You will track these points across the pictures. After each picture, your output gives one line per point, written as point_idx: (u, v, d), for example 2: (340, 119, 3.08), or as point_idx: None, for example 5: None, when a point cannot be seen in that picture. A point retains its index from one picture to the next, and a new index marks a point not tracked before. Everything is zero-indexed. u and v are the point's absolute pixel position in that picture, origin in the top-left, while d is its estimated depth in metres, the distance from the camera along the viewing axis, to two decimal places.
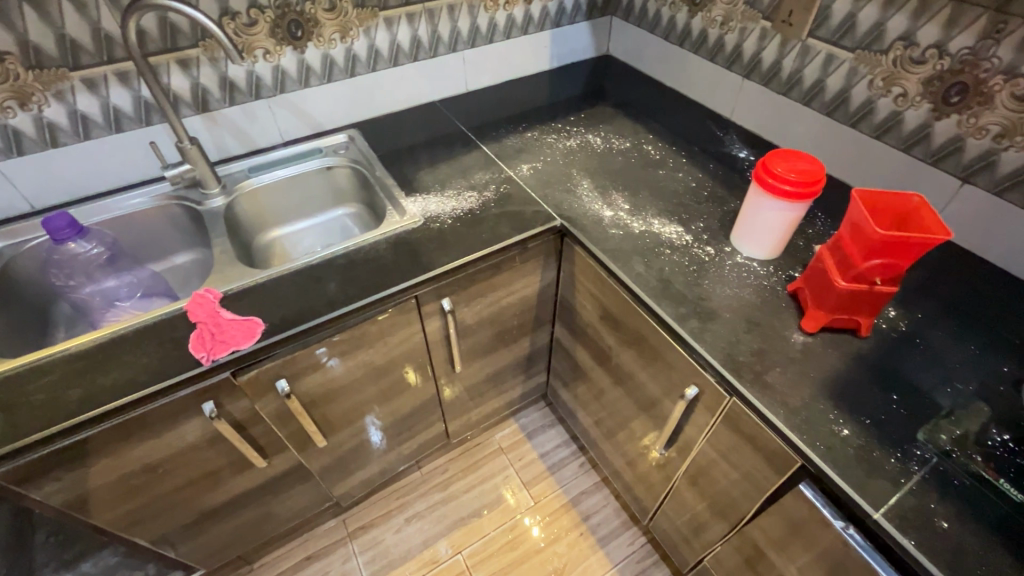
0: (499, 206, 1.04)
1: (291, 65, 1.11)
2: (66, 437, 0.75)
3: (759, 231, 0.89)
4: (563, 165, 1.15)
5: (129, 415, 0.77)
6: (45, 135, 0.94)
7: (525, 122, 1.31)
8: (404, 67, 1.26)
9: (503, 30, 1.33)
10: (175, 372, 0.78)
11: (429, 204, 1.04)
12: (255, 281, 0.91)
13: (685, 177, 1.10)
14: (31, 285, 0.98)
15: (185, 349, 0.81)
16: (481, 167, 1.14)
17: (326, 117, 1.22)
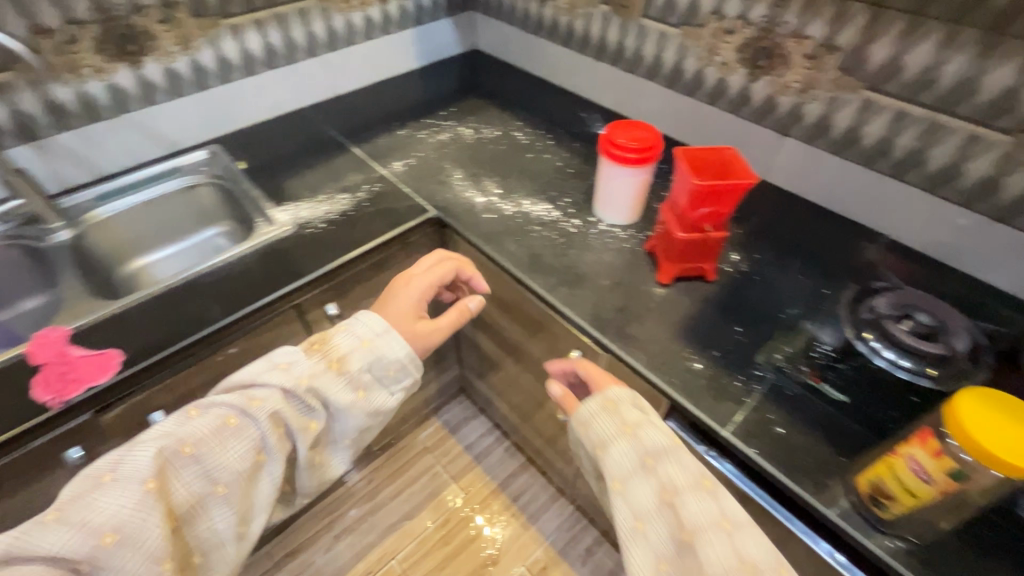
0: (372, 205, 1.04)
1: (129, 83, 1.04)
2: None
3: (614, 198, 0.96)
4: (436, 158, 1.17)
5: None
6: None
7: (398, 121, 1.32)
8: (261, 76, 1.22)
9: (363, 31, 1.33)
10: (20, 421, 0.72)
11: (300, 210, 1.02)
12: (108, 313, 0.85)
13: (553, 158, 1.16)
14: None
15: (31, 395, 0.75)
16: (354, 169, 1.13)
17: (182, 135, 1.16)
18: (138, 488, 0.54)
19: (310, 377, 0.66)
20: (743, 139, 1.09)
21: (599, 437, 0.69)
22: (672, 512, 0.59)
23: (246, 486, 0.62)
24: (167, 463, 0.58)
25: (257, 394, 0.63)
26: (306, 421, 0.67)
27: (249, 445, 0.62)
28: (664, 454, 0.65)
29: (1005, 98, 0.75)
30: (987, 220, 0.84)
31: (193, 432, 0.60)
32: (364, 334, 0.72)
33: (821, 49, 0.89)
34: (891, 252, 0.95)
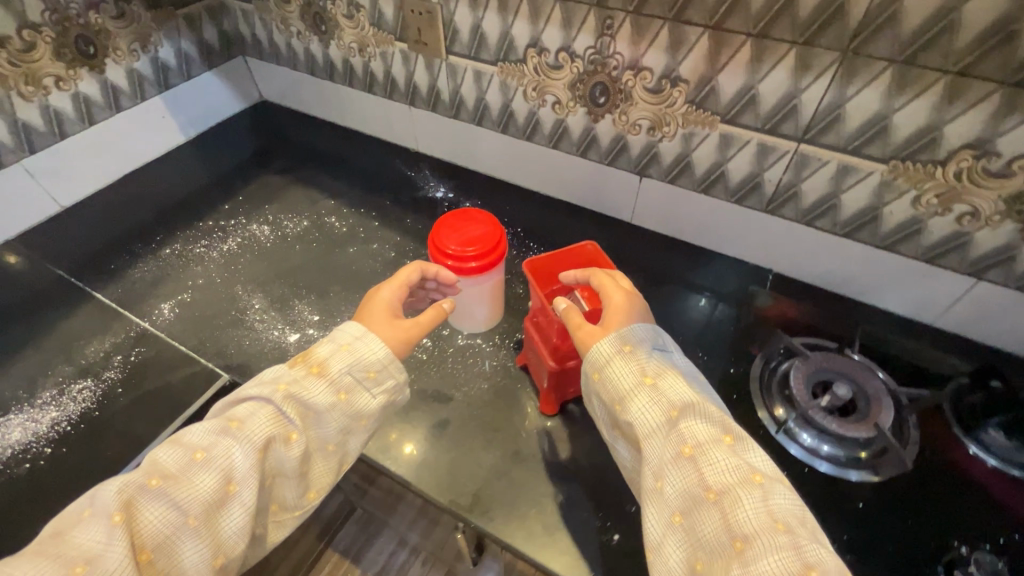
0: (131, 387, 0.72)
1: None
2: None
3: (467, 307, 0.75)
4: (222, 282, 0.86)
5: None
6: None
7: (163, 232, 0.97)
8: None
9: (78, 115, 0.95)
10: None
11: (10, 431, 0.68)
12: None
13: (382, 247, 0.91)
14: None
15: None
16: (97, 330, 0.79)
17: None
18: (105, 520, 0.44)
19: (289, 388, 0.55)
20: (600, 183, 0.92)
21: (606, 384, 0.54)
22: (700, 466, 0.47)
23: (229, 512, 0.49)
24: (136, 500, 0.46)
25: (237, 409, 0.52)
26: (270, 442, 0.52)
27: (234, 460, 0.50)
28: (686, 387, 0.52)
29: (874, 124, 0.64)
30: (871, 248, 0.75)
31: (172, 462, 0.49)
32: (344, 337, 0.59)
33: (664, 81, 0.73)
34: (781, 291, 0.83)
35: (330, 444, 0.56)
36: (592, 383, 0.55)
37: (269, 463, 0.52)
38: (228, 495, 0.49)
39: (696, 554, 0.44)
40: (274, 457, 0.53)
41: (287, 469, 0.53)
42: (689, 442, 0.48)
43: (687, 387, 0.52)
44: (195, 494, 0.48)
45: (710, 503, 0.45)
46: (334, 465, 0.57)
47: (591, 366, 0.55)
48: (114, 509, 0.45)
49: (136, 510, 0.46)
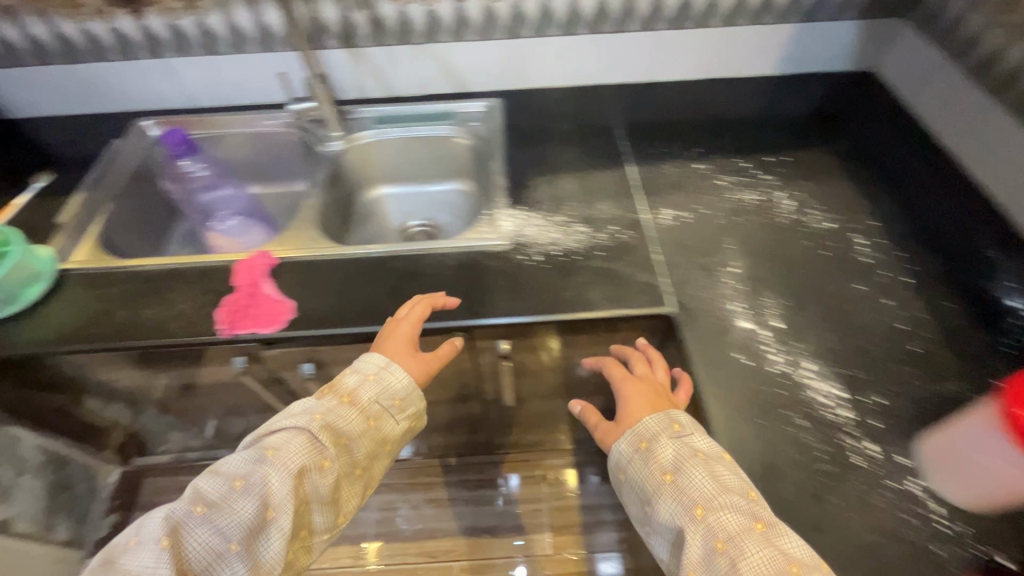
0: (608, 258, 0.79)
1: (446, 14, 0.95)
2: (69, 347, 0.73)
3: (966, 470, 0.55)
4: (718, 225, 0.82)
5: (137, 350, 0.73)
6: (206, 41, 0.96)
7: (704, 146, 0.96)
8: (578, 38, 1.00)
9: (726, 12, 0.98)
10: (198, 337, 0.72)
11: (528, 225, 0.83)
12: (314, 257, 0.81)
13: (892, 309, 0.72)
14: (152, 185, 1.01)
15: (216, 313, 0.75)
16: (611, 195, 0.86)
17: (473, 79, 1.05)
18: (154, 543, 0.53)
19: (325, 416, 0.63)
20: None
21: (640, 494, 0.62)
22: (734, 560, 0.52)
23: (263, 535, 0.56)
24: (181, 524, 0.55)
25: (271, 440, 0.61)
26: (314, 466, 0.60)
27: (273, 484, 0.57)
28: (688, 475, 0.58)
29: None
30: None
31: (207, 490, 0.57)
32: (370, 368, 0.68)
33: None
34: None
35: (359, 461, 0.65)
36: (637, 453, 0.63)
37: (304, 491, 0.59)
38: (264, 521, 0.56)
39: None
40: (309, 485, 0.60)
41: (320, 495, 0.60)
42: (720, 536, 0.54)
43: (673, 470, 0.60)
44: (235, 518, 0.55)
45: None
46: (361, 486, 0.66)
47: (618, 469, 0.66)
48: (161, 533, 0.54)
49: (179, 533, 0.54)
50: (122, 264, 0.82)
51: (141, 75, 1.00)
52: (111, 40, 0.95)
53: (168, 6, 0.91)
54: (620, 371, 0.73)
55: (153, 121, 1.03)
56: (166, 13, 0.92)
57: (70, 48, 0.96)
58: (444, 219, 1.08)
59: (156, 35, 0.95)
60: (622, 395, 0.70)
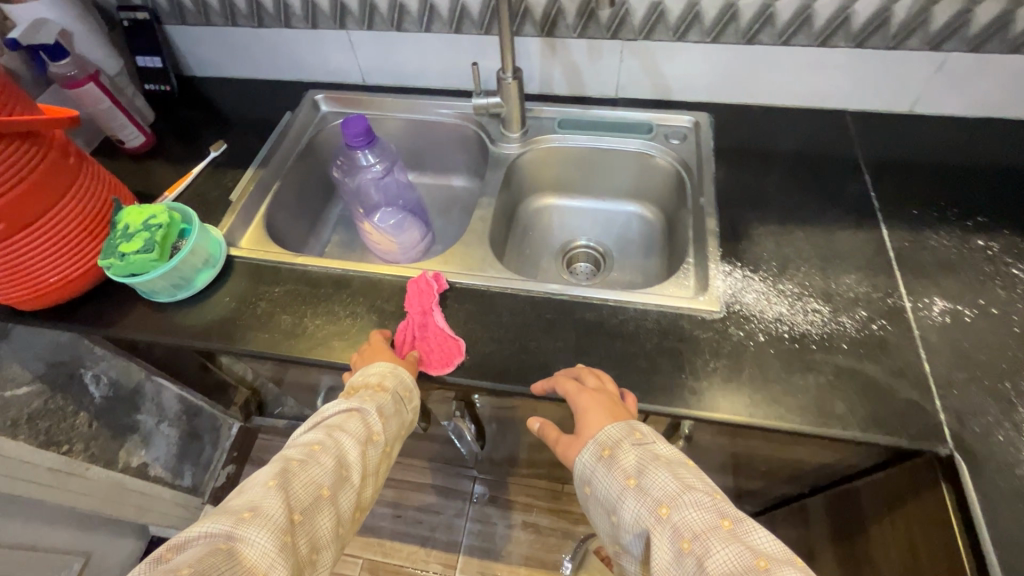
0: (854, 354, 0.61)
1: (676, 7, 0.77)
2: (229, 344, 0.69)
3: None
4: (1013, 336, 0.62)
5: (294, 361, 0.68)
6: (395, 16, 0.87)
7: (990, 214, 0.73)
8: (832, 52, 0.79)
9: None
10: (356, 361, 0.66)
11: (745, 288, 0.68)
12: (488, 286, 0.71)
13: None
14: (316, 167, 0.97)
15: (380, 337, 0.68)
16: (860, 266, 0.68)
17: (679, 86, 0.88)
18: (260, 483, 0.50)
19: (375, 399, 0.59)
20: None
21: (608, 505, 0.54)
22: (700, 559, 0.46)
23: (345, 488, 0.54)
24: (286, 471, 0.51)
25: (329, 416, 0.58)
26: (367, 443, 0.57)
27: (343, 447, 0.55)
28: (660, 492, 0.51)
29: None
30: None
31: (295, 453, 0.54)
32: (375, 373, 0.60)
33: None
34: None
35: (391, 447, 0.60)
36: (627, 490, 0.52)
37: (367, 461, 0.56)
38: (339, 479, 0.53)
39: None
40: (366, 455, 0.57)
41: (372, 465, 0.57)
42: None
43: (644, 484, 0.52)
44: (324, 471, 0.53)
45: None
46: (379, 479, 0.59)
47: (585, 480, 0.56)
48: (269, 476, 0.51)
49: (288, 477, 0.51)
50: (287, 259, 0.77)
51: (322, 45, 0.94)
52: (299, 7, 0.89)
53: None
54: (573, 384, 0.58)
55: (325, 96, 0.98)
56: None
57: (259, 11, 0.91)
58: (615, 245, 0.93)
59: (346, 6, 0.87)
60: (580, 409, 0.56)
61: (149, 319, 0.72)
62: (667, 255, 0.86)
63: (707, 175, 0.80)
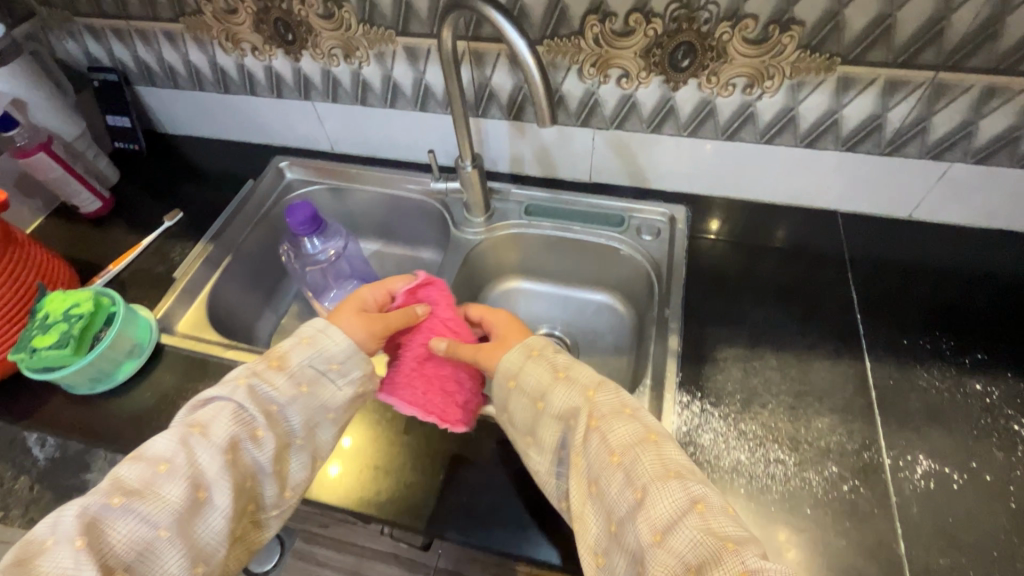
0: (819, 523, 0.54)
1: (649, 102, 0.71)
2: None
3: None
4: (1010, 516, 0.53)
5: None
6: (358, 91, 0.83)
7: (990, 351, 0.64)
8: (820, 153, 0.72)
9: None
10: None
11: (702, 425, 0.61)
12: None
13: None
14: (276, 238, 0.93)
15: None
16: (835, 407, 0.61)
17: (656, 174, 0.82)
18: (68, 544, 0.40)
19: (251, 382, 0.50)
20: None
21: (525, 399, 0.53)
22: (629, 470, 0.46)
23: (204, 517, 0.45)
24: (102, 519, 0.42)
25: (199, 415, 0.48)
26: (240, 443, 0.48)
27: (199, 461, 0.46)
28: (583, 380, 0.53)
29: None
30: None
31: (131, 478, 0.44)
32: (307, 330, 0.54)
33: None
34: None
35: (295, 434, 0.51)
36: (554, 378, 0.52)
37: (242, 469, 0.48)
38: (199, 502, 0.45)
39: (654, 530, 0.43)
40: (244, 459, 0.48)
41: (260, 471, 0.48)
42: (638, 484, 0.45)
43: (562, 374, 0.53)
44: (164, 507, 0.43)
45: (654, 547, 0.42)
46: (310, 460, 0.52)
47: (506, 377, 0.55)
48: (76, 532, 0.40)
49: (98, 533, 0.41)
50: (219, 351, 0.72)
51: (289, 114, 0.91)
52: (263, 77, 0.86)
53: (325, 51, 0.78)
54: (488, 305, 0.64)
55: (290, 163, 0.95)
56: (322, 58, 0.79)
57: (224, 79, 0.88)
58: (585, 338, 0.85)
59: (309, 80, 0.83)
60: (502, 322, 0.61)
61: (66, 415, 0.68)
62: (633, 359, 0.79)
63: (676, 281, 0.73)
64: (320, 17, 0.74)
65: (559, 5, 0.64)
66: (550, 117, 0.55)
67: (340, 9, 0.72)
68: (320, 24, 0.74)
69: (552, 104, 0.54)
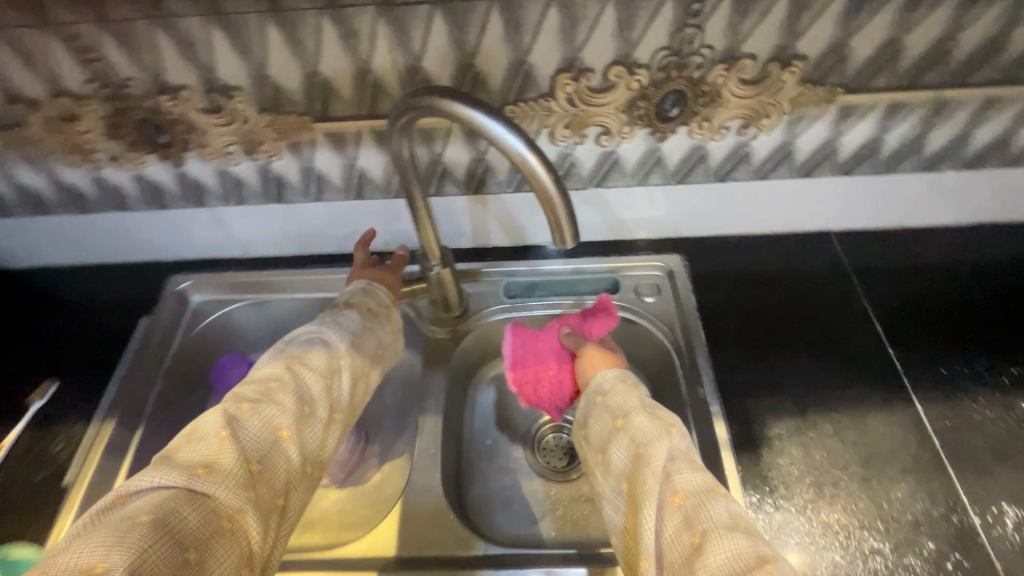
0: None
1: (634, 155, 0.62)
2: None
3: None
4: None
5: None
6: (270, 188, 0.65)
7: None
8: (817, 181, 0.66)
9: None
10: None
11: (783, 528, 0.53)
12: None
13: None
14: (196, 382, 0.72)
15: None
16: (907, 467, 0.56)
17: (641, 225, 0.73)
18: (211, 436, 0.41)
19: (336, 329, 0.54)
20: None
21: (607, 415, 0.53)
22: (690, 512, 0.43)
23: (309, 429, 0.46)
24: (236, 419, 0.43)
25: (293, 351, 0.50)
26: (335, 373, 0.50)
27: (303, 385, 0.47)
28: (669, 420, 0.51)
29: None
30: None
31: (248, 391, 0.45)
32: (354, 291, 0.60)
33: None
34: None
35: (366, 369, 0.53)
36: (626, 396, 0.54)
37: (332, 401, 0.49)
38: (304, 418, 0.45)
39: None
40: (332, 393, 0.49)
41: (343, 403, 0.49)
42: (699, 528, 0.42)
43: (650, 412, 0.52)
44: (283, 412, 0.44)
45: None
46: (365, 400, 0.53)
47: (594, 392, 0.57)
48: (219, 425, 0.42)
49: (237, 427, 0.42)
50: None
51: (179, 224, 0.70)
52: (134, 189, 0.65)
53: (217, 150, 0.60)
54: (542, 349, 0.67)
55: (193, 283, 0.73)
56: (214, 157, 0.61)
57: (77, 197, 0.66)
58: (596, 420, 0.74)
59: (201, 184, 0.64)
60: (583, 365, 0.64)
61: None
62: None
63: (700, 348, 0.64)
64: (203, 112, 0.55)
65: (523, 67, 0.51)
66: (570, 233, 0.41)
67: (229, 99, 0.54)
68: (205, 120, 0.56)
69: (574, 213, 0.40)
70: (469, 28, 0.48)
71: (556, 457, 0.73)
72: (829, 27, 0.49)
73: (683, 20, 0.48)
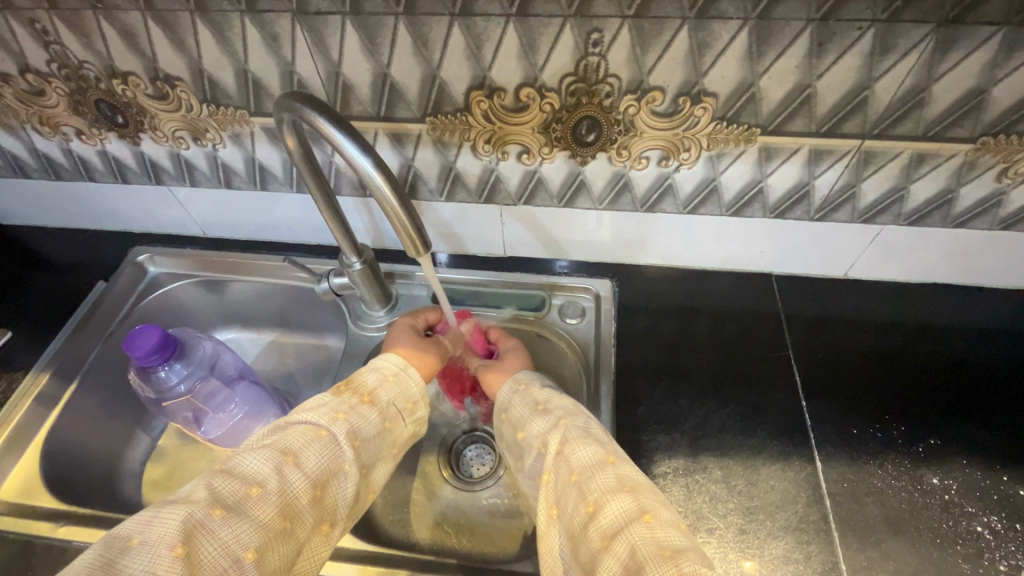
0: None
1: (557, 176, 0.62)
2: None
3: None
4: None
5: None
6: (218, 174, 0.69)
7: (942, 433, 0.59)
8: (750, 221, 0.65)
9: (1011, 215, 0.59)
10: None
11: None
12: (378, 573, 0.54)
13: None
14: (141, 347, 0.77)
15: None
16: (789, 525, 0.53)
17: (577, 246, 0.73)
18: (164, 551, 0.36)
19: (349, 419, 0.49)
20: None
21: (512, 429, 0.53)
22: (581, 488, 0.44)
23: (287, 544, 0.41)
24: (201, 526, 0.38)
25: (292, 442, 0.45)
26: (331, 477, 0.46)
27: (292, 486, 0.43)
28: (558, 411, 0.51)
29: None
30: None
31: (224, 492, 0.40)
32: (389, 368, 0.55)
33: None
34: None
35: (367, 468, 0.50)
36: (521, 392, 0.55)
37: (325, 507, 0.45)
38: (286, 532, 0.41)
39: (603, 535, 0.40)
40: (328, 497, 0.45)
41: (341, 506, 0.46)
42: (590, 497, 0.43)
43: (540, 407, 0.52)
44: (258, 527, 0.40)
45: (603, 553, 0.39)
46: (365, 495, 0.50)
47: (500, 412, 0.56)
48: (176, 539, 0.36)
49: (197, 542, 0.37)
50: (47, 528, 0.57)
51: (141, 200, 0.75)
52: (99, 162, 0.71)
53: (168, 134, 0.64)
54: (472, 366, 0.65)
55: (151, 255, 0.78)
56: (166, 140, 0.65)
57: (52, 165, 0.72)
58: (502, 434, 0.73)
59: (157, 163, 0.69)
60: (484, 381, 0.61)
61: None
62: None
63: (606, 375, 0.64)
64: (151, 98, 0.60)
65: (436, 80, 0.53)
66: (425, 244, 0.45)
67: (172, 88, 0.58)
68: (153, 105, 0.60)
69: (422, 225, 0.44)
70: (380, 40, 0.50)
71: (474, 465, 0.71)
72: (734, 66, 0.49)
73: (585, 49, 0.49)
